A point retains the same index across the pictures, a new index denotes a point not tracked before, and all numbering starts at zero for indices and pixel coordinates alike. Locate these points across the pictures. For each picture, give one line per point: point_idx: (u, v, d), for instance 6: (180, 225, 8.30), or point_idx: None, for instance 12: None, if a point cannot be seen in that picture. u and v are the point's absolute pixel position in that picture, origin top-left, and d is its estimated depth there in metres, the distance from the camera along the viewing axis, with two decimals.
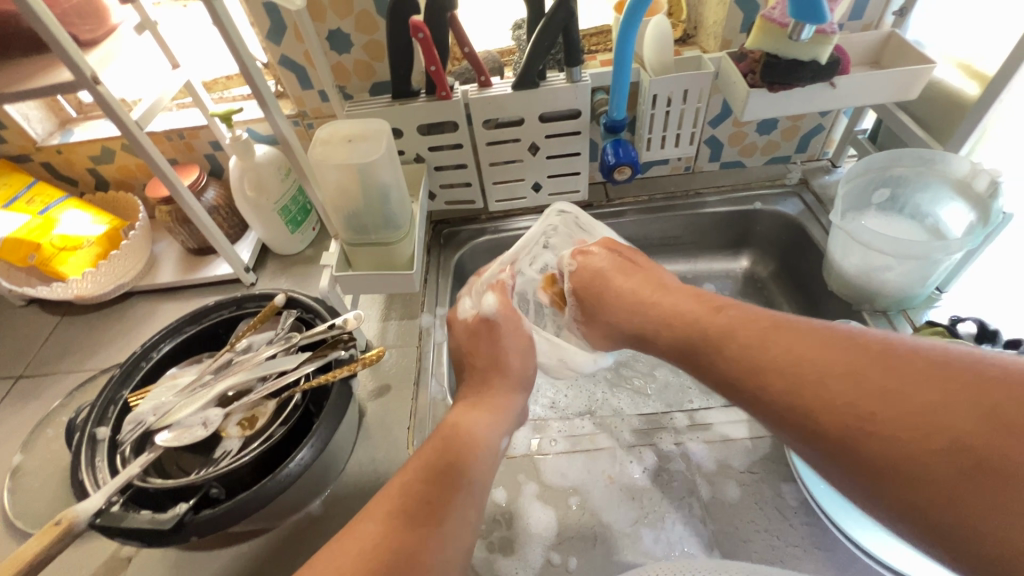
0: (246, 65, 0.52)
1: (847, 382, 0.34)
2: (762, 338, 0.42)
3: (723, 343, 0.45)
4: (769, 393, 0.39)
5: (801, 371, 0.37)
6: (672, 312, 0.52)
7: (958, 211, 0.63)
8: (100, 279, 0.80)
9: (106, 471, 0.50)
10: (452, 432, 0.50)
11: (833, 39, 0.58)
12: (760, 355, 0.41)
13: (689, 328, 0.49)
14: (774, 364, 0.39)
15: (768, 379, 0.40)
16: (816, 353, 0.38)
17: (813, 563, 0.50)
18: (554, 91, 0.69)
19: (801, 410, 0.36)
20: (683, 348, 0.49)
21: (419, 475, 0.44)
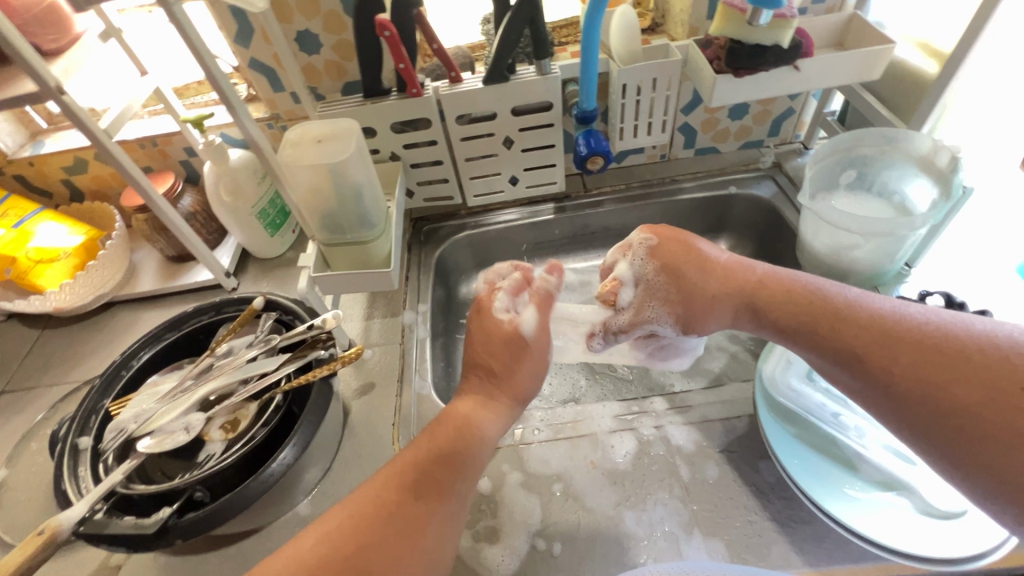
0: (210, 70, 0.52)
1: (973, 374, 0.40)
2: (890, 321, 0.46)
3: (842, 323, 0.48)
4: (902, 376, 0.43)
5: (928, 361, 0.42)
6: (783, 287, 0.53)
7: (922, 187, 0.64)
8: (79, 290, 0.79)
9: (90, 479, 0.50)
10: (456, 419, 0.51)
11: (792, 23, 0.59)
12: (888, 334, 0.45)
13: (803, 304, 0.51)
14: (875, 340, 0.45)
15: (894, 358, 0.44)
16: (947, 343, 0.43)
17: (790, 535, 0.52)
18: (524, 85, 0.70)
19: (926, 393, 0.42)
20: (797, 323, 0.51)
21: (419, 458, 0.47)
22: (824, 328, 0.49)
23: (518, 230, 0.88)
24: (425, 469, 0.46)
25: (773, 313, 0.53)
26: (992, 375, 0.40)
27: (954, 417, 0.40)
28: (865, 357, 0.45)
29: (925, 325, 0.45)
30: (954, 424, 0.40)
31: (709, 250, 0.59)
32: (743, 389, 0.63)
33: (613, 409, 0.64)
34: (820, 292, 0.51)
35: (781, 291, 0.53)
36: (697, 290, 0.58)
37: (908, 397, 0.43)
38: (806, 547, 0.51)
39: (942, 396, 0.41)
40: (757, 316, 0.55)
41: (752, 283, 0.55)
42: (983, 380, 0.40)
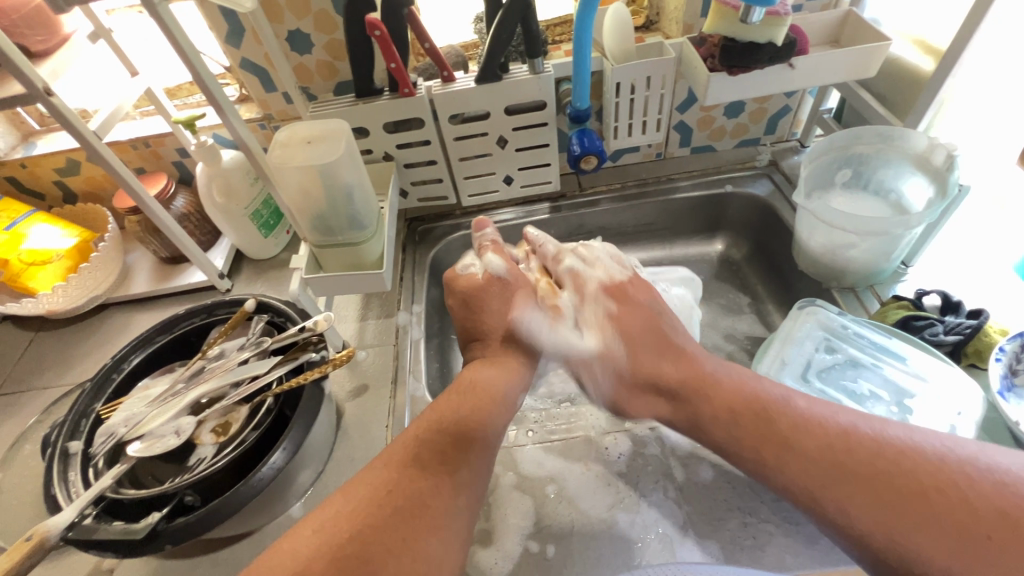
0: (197, 71, 0.51)
1: (918, 510, 0.39)
2: (837, 446, 0.44)
3: (793, 447, 0.45)
4: (853, 516, 0.41)
5: (873, 485, 0.41)
6: (726, 392, 0.52)
7: (918, 185, 0.64)
8: (72, 293, 0.79)
9: (80, 484, 0.50)
10: (472, 386, 0.54)
11: (786, 21, 0.58)
12: (832, 459, 0.43)
13: (745, 414, 0.49)
14: (824, 467, 0.43)
15: (841, 482, 0.42)
16: (889, 470, 0.41)
17: (784, 538, 0.52)
18: (517, 84, 0.69)
19: (872, 528, 0.40)
20: (743, 446, 0.49)
21: (433, 428, 0.49)
22: (766, 454, 0.47)
23: (513, 230, 0.87)
24: (442, 437, 0.48)
25: (715, 430, 0.51)
26: (933, 508, 0.39)
27: (892, 554, 0.39)
28: (807, 487, 0.44)
29: (868, 444, 0.43)
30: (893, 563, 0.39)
31: (670, 325, 0.60)
32: None
33: (608, 410, 0.64)
34: (768, 401, 0.50)
35: (725, 395, 0.52)
36: (669, 392, 0.56)
37: (858, 532, 0.40)
38: (800, 549, 0.51)
39: (877, 525, 0.40)
40: (696, 432, 0.53)
41: (705, 399, 0.53)
42: (927, 514, 0.38)
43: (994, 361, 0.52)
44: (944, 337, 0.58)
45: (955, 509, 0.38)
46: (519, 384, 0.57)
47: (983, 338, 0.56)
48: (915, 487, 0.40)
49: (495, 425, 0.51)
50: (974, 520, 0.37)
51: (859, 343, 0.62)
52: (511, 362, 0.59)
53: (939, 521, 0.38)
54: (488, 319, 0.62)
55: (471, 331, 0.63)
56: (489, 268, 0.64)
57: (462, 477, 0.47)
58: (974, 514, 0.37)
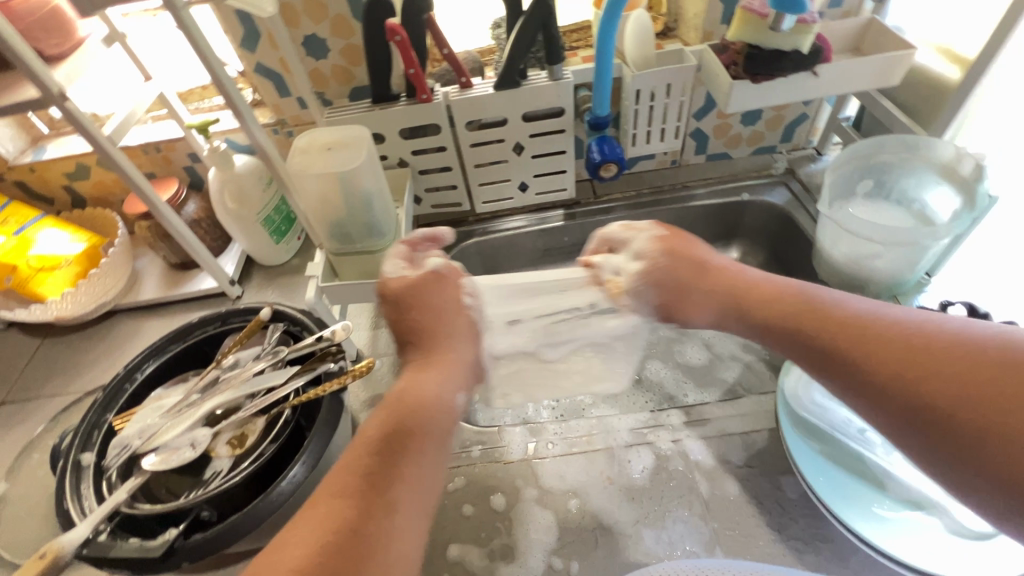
0: (217, 75, 0.50)
1: (986, 383, 0.34)
2: (862, 324, 0.42)
3: (827, 325, 0.44)
4: (863, 378, 0.39)
5: (945, 365, 0.36)
6: (763, 290, 0.50)
7: (944, 194, 0.63)
8: (81, 299, 0.78)
9: (93, 498, 0.49)
10: (408, 398, 0.45)
11: (814, 29, 0.58)
12: (862, 337, 0.41)
13: (785, 312, 0.47)
14: (868, 346, 0.40)
15: (878, 357, 0.39)
16: (942, 346, 0.37)
17: (815, 555, 0.50)
18: (536, 90, 0.68)
19: (897, 392, 0.37)
20: (782, 323, 0.47)
21: (369, 446, 0.41)
22: (802, 330, 0.45)
23: (528, 237, 0.86)
24: (379, 452, 0.41)
25: (755, 314, 0.50)
26: (997, 372, 0.34)
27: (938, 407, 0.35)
28: (843, 354, 0.41)
29: (916, 329, 0.39)
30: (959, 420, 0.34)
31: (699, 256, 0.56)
32: (762, 401, 0.62)
33: (629, 422, 0.63)
34: (798, 297, 0.48)
35: (767, 296, 0.50)
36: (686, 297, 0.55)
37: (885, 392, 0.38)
38: (831, 567, 0.49)
39: (950, 405, 0.35)
40: (738, 320, 0.51)
41: (730, 286, 0.53)
42: (985, 388, 0.34)
43: None
44: None
45: (992, 369, 0.34)
46: (454, 386, 0.49)
47: None
48: (974, 355, 0.36)
49: (436, 433, 0.44)
50: (992, 379, 0.34)
51: None
52: (447, 360, 0.51)
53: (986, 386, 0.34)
54: (423, 318, 0.53)
55: (412, 334, 0.53)
56: (425, 265, 0.56)
57: (401, 492, 0.39)
58: (995, 372, 0.34)
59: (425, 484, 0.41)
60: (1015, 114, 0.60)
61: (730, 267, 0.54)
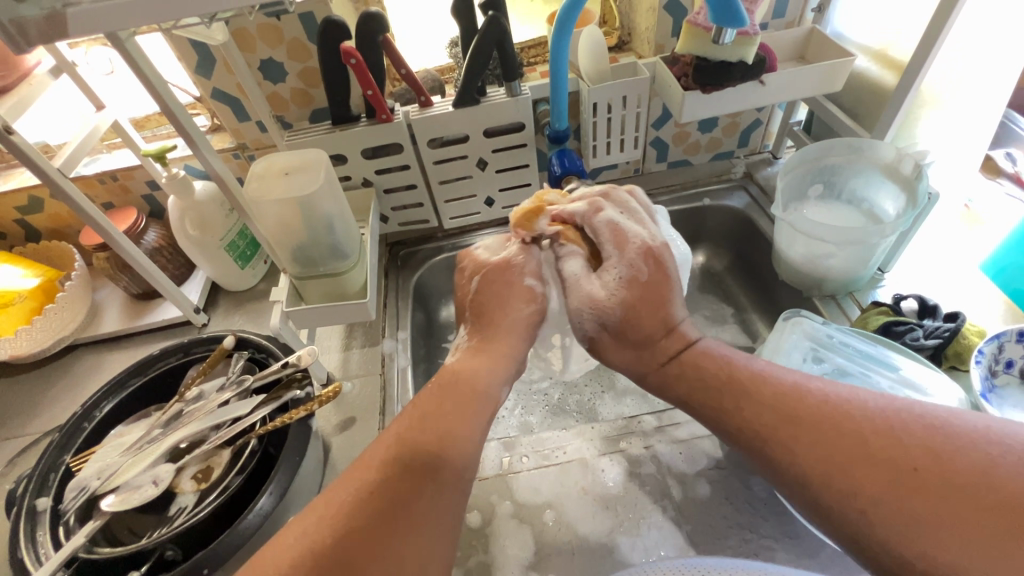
0: (169, 106, 0.48)
1: (886, 477, 0.33)
2: (792, 397, 0.40)
3: (747, 397, 0.42)
4: (794, 461, 0.37)
5: (853, 458, 0.35)
6: (698, 361, 0.47)
7: (891, 193, 0.66)
8: (36, 336, 0.75)
9: (50, 545, 0.47)
10: (439, 407, 0.43)
11: (756, 40, 0.60)
12: (789, 414, 0.39)
13: (711, 380, 0.45)
14: (800, 432, 0.38)
15: (802, 438, 0.37)
16: (852, 430, 0.36)
17: (785, 552, 0.51)
18: (494, 106, 0.69)
19: (824, 486, 0.35)
20: (708, 390, 0.45)
21: (385, 458, 0.39)
22: (730, 404, 0.43)
23: None
24: (400, 463, 0.39)
25: (682, 383, 0.47)
26: (893, 463, 0.33)
27: (855, 501, 0.34)
28: (768, 434, 0.39)
29: (813, 404, 0.39)
30: (867, 513, 0.33)
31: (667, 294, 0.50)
32: None
33: (601, 430, 0.63)
34: (734, 367, 0.45)
35: (706, 365, 0.46)
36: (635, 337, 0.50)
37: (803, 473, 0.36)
38: (801, 563, 0.51)
39: (860, 497, 0.34)
40: (663, 388, 0.49)
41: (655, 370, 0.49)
42: (885, 479, 0.33)
43: (975, 364, 0.54)
44: (925, 341, 0.59)
45: (887, 462, 0.34)
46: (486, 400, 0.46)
47: (961, 340, 0.59)
48: (878, 448, 0.34)
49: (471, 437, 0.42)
50: (882, 469, 0.34)
51: (845, 352, 0.60)
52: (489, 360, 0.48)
53: (898, 469, 0.33)
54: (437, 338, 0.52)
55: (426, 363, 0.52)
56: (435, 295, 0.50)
57: (421, 510, 0.37)
58: (910, 467, 0.33)
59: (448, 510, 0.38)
60: (947, 130, 0.68)
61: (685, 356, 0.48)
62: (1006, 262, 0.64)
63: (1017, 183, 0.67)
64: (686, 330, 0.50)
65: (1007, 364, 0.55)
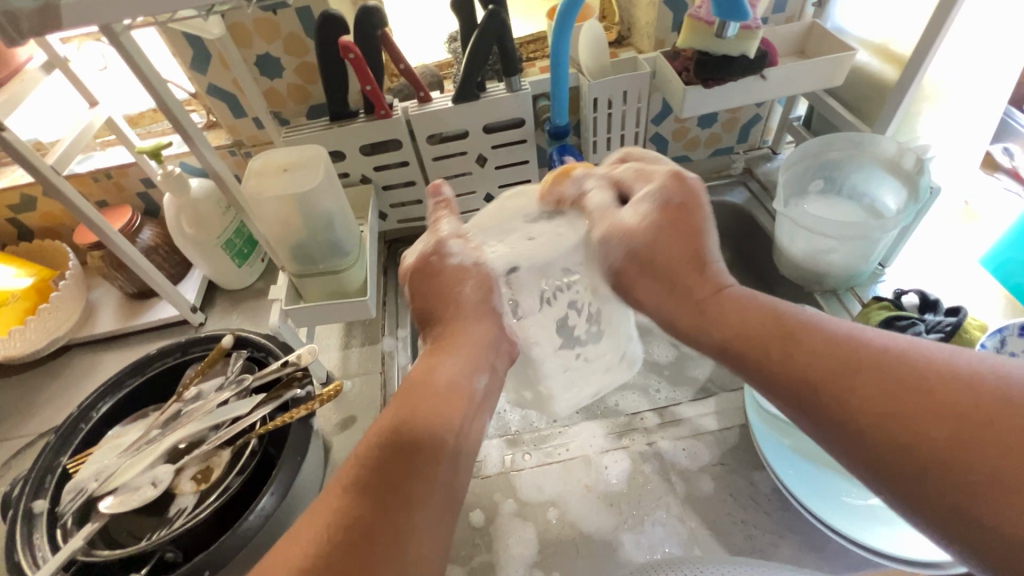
0: (163, 100, 0.47)
1: (950, 419, 0.30)
2: (843, 343, 0.36)
3: (796, 344, 0.37)
4: (848, 412, 0.33)
5: (919, 404, 0.31)
6: (735, 308, 0.42)
7: (892, 187, 0.66)
8: (30, 336, 0.74)
9: (47, 547, 0.47)
10: (429, 390, 0.41)
11: (758, 34, 0.60)
12: (839, 360, 0.35)
13: (751, 325, 0.40)
14: (859, 377, 0.33)
15: (861, 388, 0.33)
16: (914, 372, 0.32)
17: (790, 548, 0.51)
18: (495, 101, 0.69)
19: (887, 436, 0.31)
20: (746, 338, 0.40)
21: (369, 447, 0.37)
22: (773, 354, 0.38)
23: None
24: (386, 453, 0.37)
25: (715, 331, 0.42)
26: (959, 404, 0.30)
27: (921, 452, 0.30)
28: (815, 384, 0.35)
29: (866, 348, 0.35)
30: (931, 463, 0.30)
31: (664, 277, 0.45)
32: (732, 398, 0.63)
33: (604, 427, 0.63)
34: (776, 312, 0.40)
35: (740, 309, 0.42)
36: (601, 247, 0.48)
37: (858, 423, 0.32)
38: (805, 558, 0.51)
39: (926, 443, 0.30)
40: (699, 335, 0.44)
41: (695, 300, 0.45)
42: (956, 422, 0.30)
43: None
44: (927, 336, 0.59)
45: (957, 408, 0.30)
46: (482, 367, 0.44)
47: (963, 335, 0.58)
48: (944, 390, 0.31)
49: (454, 427, 0.39)
50: (954, 414, 0.30)
51: None
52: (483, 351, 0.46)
53: (967, 417, 0.30)
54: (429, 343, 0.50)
55: None
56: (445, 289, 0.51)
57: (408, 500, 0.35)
58: (980, 409, 0.29)
59: (446, 499, 0.36)
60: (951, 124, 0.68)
61: (719, 303, 0.43)
62: (1006, 256, 0.65)
63: (1016, 178, 0.69)
64: (722, 272, 0.45)
65: (1010, 358, 0.55)
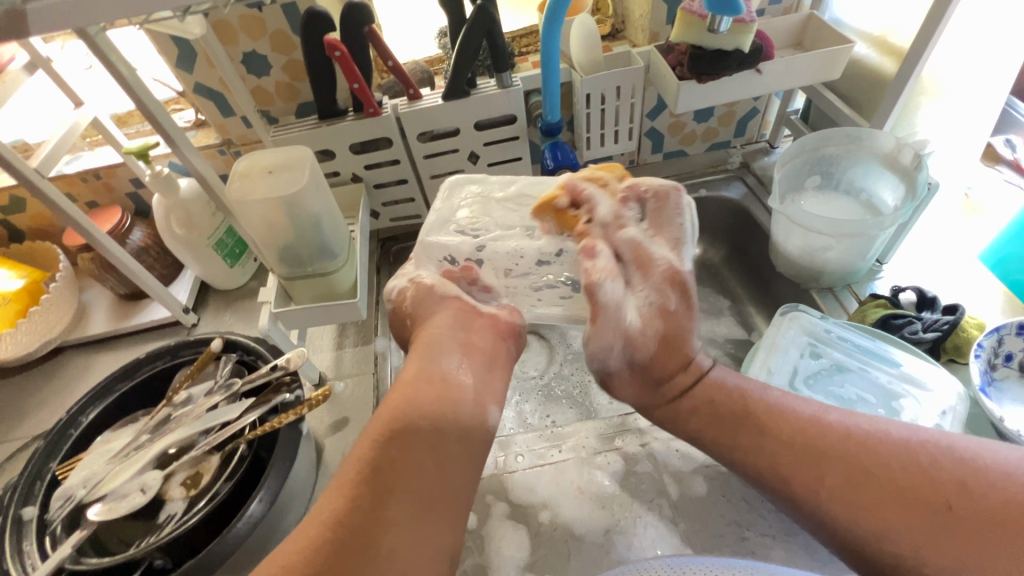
0: (143, 103, 0.46)
1: (898, 495, 0.36)
2: (808, 432, 0.42)
3: (771, 432, 0.44)
4: (820, 492, 0.39)
5: (882, 482, 0.37)
6: (714, 393, 0.49)
7: (890, 183, 0.65)
8: (22, 339, 0.73)
9: (36, 555, 0.47)
10: (409, 391, 0.44)
11: (752, 28, 0.58)
12: (807, 448, 0.41)
13: (729, 413, 0.47)
14: (827, 460, 0.40)
15: (826, 471, 0.40)
16: (869, 456, 0.39)
17: (783, 550, 0.51)
18: (486, 98, 0.68)
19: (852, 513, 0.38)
20: (726, 426, 0.47)
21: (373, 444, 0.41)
22: (750, 439, 0.44)
23: None
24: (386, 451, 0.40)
25: (699, 418, 0.49)
26: (911, 485, 0.37)
27: (873, 528, 0.36)
28: (788, 469, 0.41)
29: (826, 434, 0.41)
30: (883, 538, 0.36)
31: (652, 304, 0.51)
32: None
33: (598, 427, 0.62)
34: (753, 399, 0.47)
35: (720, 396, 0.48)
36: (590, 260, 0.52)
37: (823, 503, 0.39)
38: (798, 560, 0.50)
39: (882, 529, 0.36)
40: (683, 423, 0.50)
41: (672, 391, 0.51)
42: (905, 498, 0.36)
43: (975, 357, 0.53)
44: (924, 334, 0.58)
45: (906, 488, 0.37)
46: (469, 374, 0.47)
47: (960, 334, 0.58)
48: (901, 472, 0.37)
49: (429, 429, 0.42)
50: (907, 493, 0.36)
51: (842, 347, 0.60)
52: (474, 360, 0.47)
53: (914, 494, 0.36)
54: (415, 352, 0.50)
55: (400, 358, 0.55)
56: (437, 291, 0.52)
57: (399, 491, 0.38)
58: (925, 490, 0.36)
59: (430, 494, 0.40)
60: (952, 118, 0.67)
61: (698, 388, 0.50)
62: (1006, 252, 0.64)
63: (1017, 170, 0.64)
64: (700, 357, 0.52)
65: (1007, 358, 0.55)
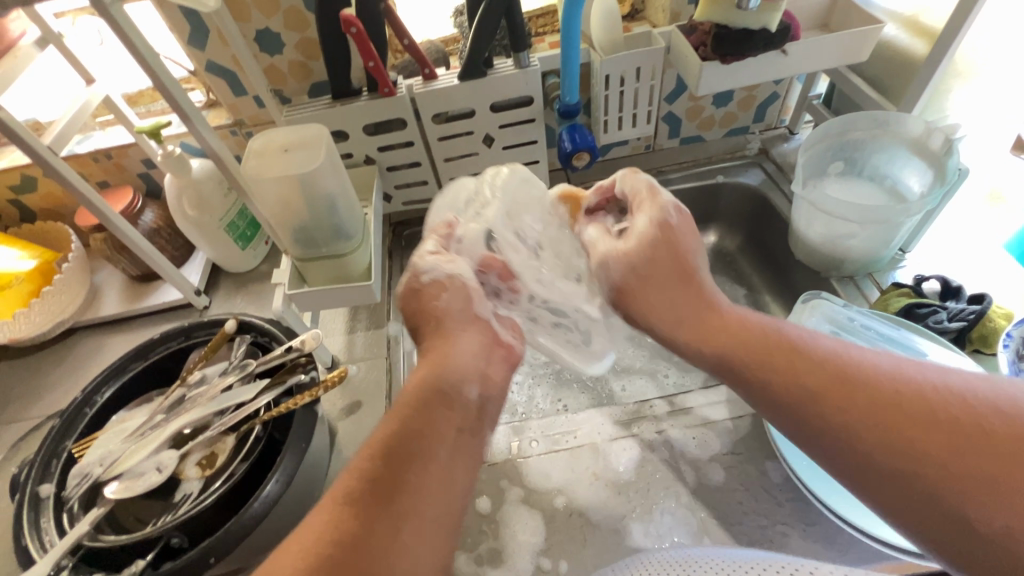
0: (158, 77, 0.45)
1: (933, 432, 0.32)
2: (834, 360, 0.39)
3: (796, 363, 0.40)
4: (853, 425, 0.35)
5: (915, 417, 0.33)
6: (734, 327, 0.46)
7: (916, 169, 0.63)
8: (35, 319, 0.73)
9: (54, 532, 0.47)
10: (432, 397, 0.44)
11: (781, 5, 0.57)
12: (832, 380, 0.37)
13: (751, 344, 0.43)
14: (858, 393, 0.36)
15: (855, 400, 0.36)
16: (899, 392, 0.35)
17: (801, 539, 0.51)
18: (502, 79, 0.66)
19: (884, 443, 0.34)
20: (741, 359, 0.43)
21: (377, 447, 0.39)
22: (774, 373, 0.41)
23: None
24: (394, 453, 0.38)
25: (716, 354, 0.45)
26: (950, 422, 0.32)
27: (899, 456, 0.33)
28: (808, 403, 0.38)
29: (853, 368, 0.37)
30: (907, 468, 0.32)
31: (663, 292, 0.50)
32: None
33: (613, 414, 0.62)
34: (773, 342, 0.42)
35: (741, 333, 0.45)
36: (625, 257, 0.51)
37: (856, 444, 0.35)
38: (817, 549, 0.50)
39: (935, 474, 0.32)
40: (702, 353, 0.47)
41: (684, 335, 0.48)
42: (940, 428, 0.32)
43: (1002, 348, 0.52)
44: (949, 324, 0.57)
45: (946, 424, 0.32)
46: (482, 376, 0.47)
47: (987, 324, 0.56)
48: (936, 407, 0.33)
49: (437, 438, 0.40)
50: (946, 431, 0.32)
51: (866, 336, 0.58)
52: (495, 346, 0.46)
53: (949, 425, 0.32)
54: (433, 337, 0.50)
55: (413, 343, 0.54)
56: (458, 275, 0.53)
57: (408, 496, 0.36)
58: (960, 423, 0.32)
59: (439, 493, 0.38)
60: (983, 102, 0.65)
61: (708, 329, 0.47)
62: None
63: None
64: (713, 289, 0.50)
65: None
